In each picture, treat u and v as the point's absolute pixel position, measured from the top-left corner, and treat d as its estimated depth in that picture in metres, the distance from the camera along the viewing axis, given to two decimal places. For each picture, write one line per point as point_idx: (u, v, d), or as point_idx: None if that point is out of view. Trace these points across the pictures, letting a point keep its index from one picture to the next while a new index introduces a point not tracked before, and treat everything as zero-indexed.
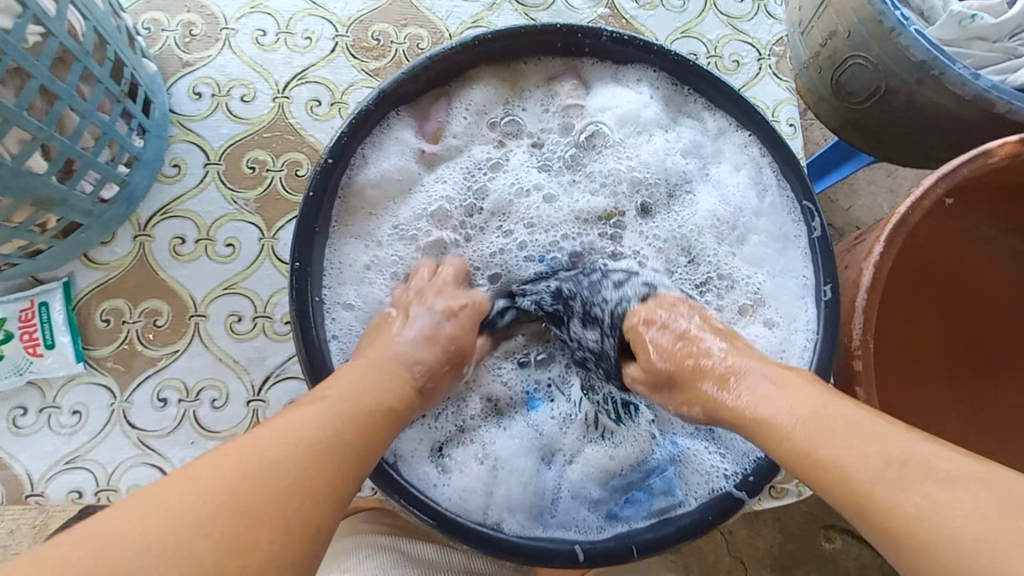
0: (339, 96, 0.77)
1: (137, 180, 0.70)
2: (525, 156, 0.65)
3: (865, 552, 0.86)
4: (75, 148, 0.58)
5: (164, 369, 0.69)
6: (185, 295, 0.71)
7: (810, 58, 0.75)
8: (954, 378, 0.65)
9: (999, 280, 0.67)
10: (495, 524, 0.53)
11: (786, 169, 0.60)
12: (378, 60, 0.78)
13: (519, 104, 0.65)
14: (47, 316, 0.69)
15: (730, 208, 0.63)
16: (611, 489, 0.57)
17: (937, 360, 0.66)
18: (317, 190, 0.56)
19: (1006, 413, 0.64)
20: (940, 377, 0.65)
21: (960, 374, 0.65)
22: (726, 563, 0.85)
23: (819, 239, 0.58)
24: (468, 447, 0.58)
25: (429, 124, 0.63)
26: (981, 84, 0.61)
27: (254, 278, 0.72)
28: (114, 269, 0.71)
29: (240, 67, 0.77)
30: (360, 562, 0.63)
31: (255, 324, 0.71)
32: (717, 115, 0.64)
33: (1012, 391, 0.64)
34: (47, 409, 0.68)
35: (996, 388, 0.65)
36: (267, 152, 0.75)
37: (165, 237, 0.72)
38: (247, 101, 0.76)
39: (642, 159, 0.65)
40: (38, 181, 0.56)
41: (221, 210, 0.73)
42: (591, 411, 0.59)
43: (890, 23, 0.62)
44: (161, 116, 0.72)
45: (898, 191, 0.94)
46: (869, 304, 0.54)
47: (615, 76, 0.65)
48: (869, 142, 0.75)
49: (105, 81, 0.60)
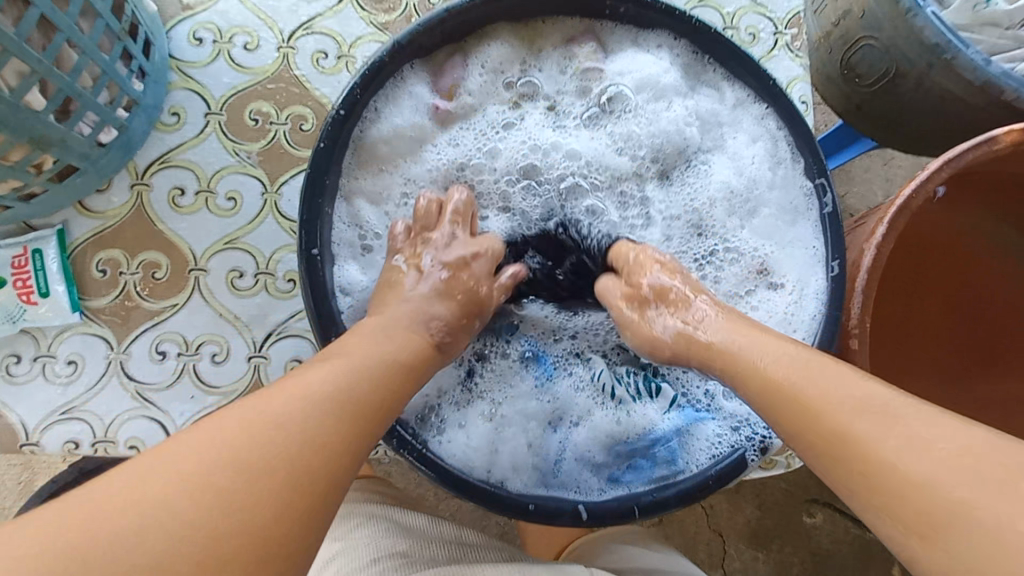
0: (347, 49, 0.74)
1: (136, 126, 0.67)
2: (541, 118, 0.64)
3: (839, 527, 0.89)
4: (75, 86, 0.55)
5: (161, 322, 0.68)
6: (185, 248, 0.69)
7: (822, 37, 0.74)
8: (948, 375, 0.67)
9: (998, 269, 0.68)
10: (498, 481, 0.54)
11: (801, 143, 0.59)
12: (387, 14, 0.75)
13: (536, 64, 0.64)
14: (41, 263, 0.67)
15: (743, 180, 0.64)
16: (616, 456, 0.58)
17: (936, 355, 0.67)
18: (328, 141, 0.55)
19: (995, 400, 0.66)
20: (934, 373, 0.67)
21: (955, 367, 0.67)
22: (705, 534, 0.88)
23: (829, 216, 0.58)
24: (476, 403, 0.58)
25: (444, 80, 0.62)
26: (992, 70, 0.60)
27: (256, 234, 0.70)
28: (111, 219, 0.69)
29: (244, 13, 0.73)
30: (350, 530, 0.62)
31: (257, 281, 0.69)
32: (736, 85, 0.63)
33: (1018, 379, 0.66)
34: (42, 358, 0.66)
35: (997, 379, 0.66)
36: (270, 104, 0.72)
37: (164, 188, 0.70)
38: (250, 49, 0.73)
39: (657, 127, 0.64)
40: (34, 118, 0.53)
41: (222, 161, 0.71)
42: (607, 381, 0.60)
43: (907, 5, 0.62)
44: (161, 61, 0.69)
45: (894, 179, 0.94)
46: (868, 283, 0.54)
47: (636, 40, 0.64)
48: (876, 127, 0.75)
49: (106, 16, 0.57)
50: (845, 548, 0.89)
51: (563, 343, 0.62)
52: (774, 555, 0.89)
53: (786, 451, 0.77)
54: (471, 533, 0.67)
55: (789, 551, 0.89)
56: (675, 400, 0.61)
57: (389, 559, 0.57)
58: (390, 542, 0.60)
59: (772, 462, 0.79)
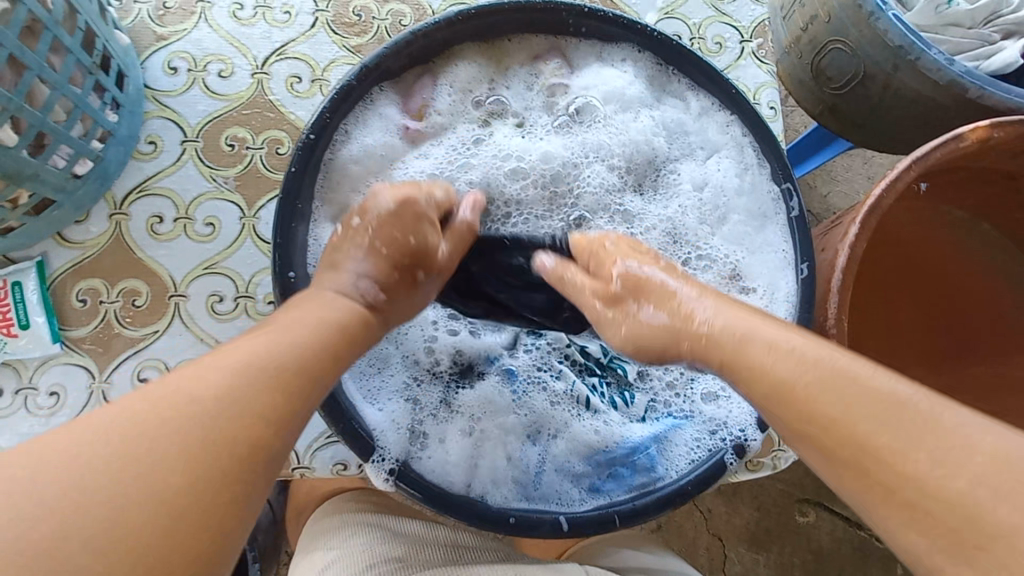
0: (321, 73, 0.75)
1: (112, 156, 0.68)
2: (511, 133, 0.65)
3: (838, 526, 0.90)
4: (47, 121, 0.56)
5: (143, 350, 0.68)
6: (165, 275, 0.70)
7: (790, 42, 0.76)
8: (938, 364, 0.67)
9: (976, 263, 0.69)
10: (480, 495, 0.55)
11: (766, 148, 0.61)
12: (359, 37, 0.77)
13: (504, 83, 0.65)
14: (21, 296, 0.67)
15: (711, 189, 0.64)
16: (597, 466, 0.58)
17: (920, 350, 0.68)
18: (300, 165, 0.56)
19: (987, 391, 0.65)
20: (922, 364, 0.67)
21: (945, 357, 0.68)
22: (704, 539, 0.88)
23: (796, 219, 0.59)
24: (455, 418, 0.59)
25: (413, 100, 0.63)
26: (956, 70, 0.62)
27: (235, 258, 0.71)
28: (90, 248, 0.69)
29: (217, 41, 0.75)
30: (345, 540, 0.62)
31: (237, 304, 0.70)
32: (700, 95, 0.64)
33: (1013, 367, 0.65)
34: (24, 390, 0.66)
35: (992, 368, 0.66)
36: (247, 129, 0.73)
37: (142, 216, 0.70)
38: (225, 76, 0.74)
39: (628, 137, 0.65)
40: (7, 154, 0.54)
41: (199, 187, 0.72)
42: (582, 391, 0.61)
43: (869, 8, 0.64)
44: (135, 92, 0.70)
45: (874, 177, 0.96)
46: (844, 284, 0.54)
47: (601, 55, 0.65)
48: (848, 128, 0.76)
49: (76, 51, 0.58)
50: (845, 547, 0.89)
51: (537, 360, 0.62)
52: (774, 556, 0.89)
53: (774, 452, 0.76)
54: (467, 535, 0.66)
55: (789, 552, 0.89)
56: (648, 407, 0.62)
57: (384, 564, 0.58)
58: (384, 550, 0.60)
59: (759, 463, 0.78)
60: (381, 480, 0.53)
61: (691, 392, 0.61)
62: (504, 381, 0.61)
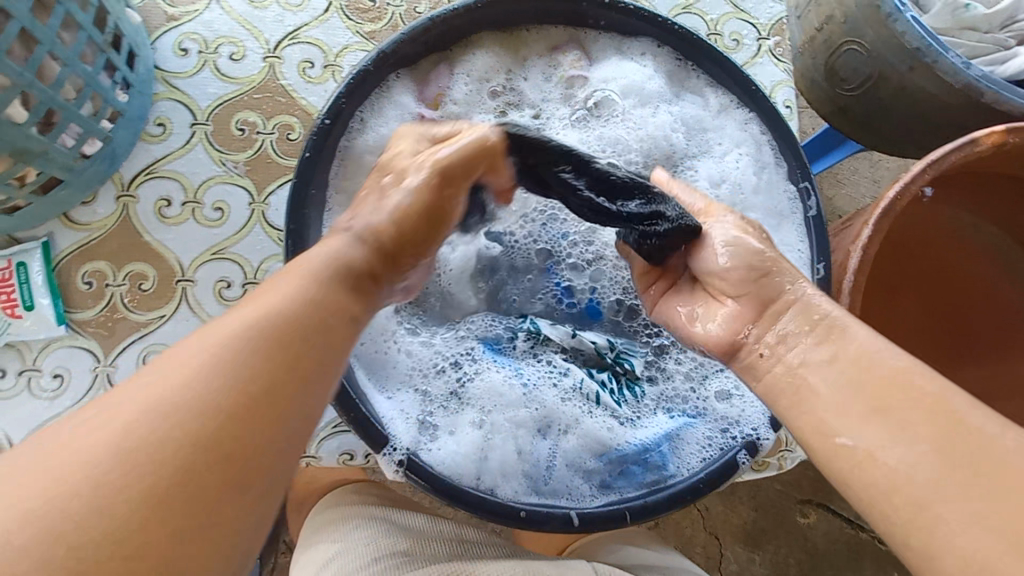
0: (333, 58, 0.74)
1: (121, 136, 0.67)
2: (528, 124, 0.64)
3: (835, 527, 0.90)
4: (58, 99, 0.55)
5: (148, 334, 0.67)
6: (172, 259, 0.69)
7: (805, 43, 0.75)
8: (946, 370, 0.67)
9: (986, 272, 0.69)
10: (489, 489, 0.54)
11: (784, 145, 0.60)
12: (373, 23, 0.76)
13: (521, 73, 0.65)
14: (26, 277, 0.66)
15: (726, 186, 0.64)
16: (607, 462, 0.58)
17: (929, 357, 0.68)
18: (313, 151, 0.55)
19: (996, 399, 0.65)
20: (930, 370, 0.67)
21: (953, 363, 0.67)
22: (702, 538, 0.88)
23: (814, 218, 0.59)
24: (464, 410, 0.58)
25: (429, 89, 0.62)
26: (971, 75, 0.62)
27: (243, 244, 0.70)
28: (96, 230, 0.69)
29: (229, 23, 0.74)
30: (348, 532, 0.62)
31: (245, 290, 0.69)
32: (719, 92, 0.63)
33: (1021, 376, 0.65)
34: (27, 372, 0.66)
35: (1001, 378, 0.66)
36: (256, 114, 0.72)
37: (149, 200, 0.69)
38: (235, 59, 0.73)
39: (645, 132, 0.64)
40: (16, 131, 0.53)
41: (208, 171, 0.71)
42: (592, 386, 0.60)
43: (888, 9, 0.63)
44: (146, 72, 0.69)
45: (882, 180, 0.95)
46: (855, 284, 0.54)
47: (620, 48, 0.64)
48: (859, 130, 0.75)
49: (88, 28, 0.57)
50: (842, 549, 0.89)
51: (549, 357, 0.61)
52: (770, 556, 0.89)
53: (780, 451, 0.76)
54: (472, 531, 0.66)
55: (785, 553, 0.89)
56: (661, 405, 0.61)
57: (389, 557, 0.57)
58: (388, 543, 0.59)
59: (763, 463, 0.78)
60: (391, 471, 0.53)
61: (704, 392, 0.60)
62: (510, 373, 0.60)
